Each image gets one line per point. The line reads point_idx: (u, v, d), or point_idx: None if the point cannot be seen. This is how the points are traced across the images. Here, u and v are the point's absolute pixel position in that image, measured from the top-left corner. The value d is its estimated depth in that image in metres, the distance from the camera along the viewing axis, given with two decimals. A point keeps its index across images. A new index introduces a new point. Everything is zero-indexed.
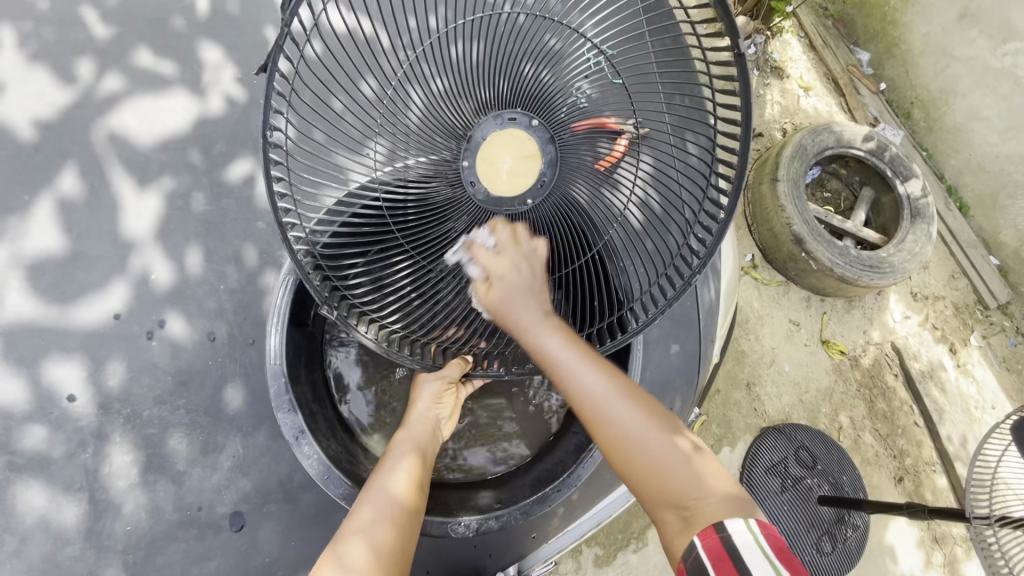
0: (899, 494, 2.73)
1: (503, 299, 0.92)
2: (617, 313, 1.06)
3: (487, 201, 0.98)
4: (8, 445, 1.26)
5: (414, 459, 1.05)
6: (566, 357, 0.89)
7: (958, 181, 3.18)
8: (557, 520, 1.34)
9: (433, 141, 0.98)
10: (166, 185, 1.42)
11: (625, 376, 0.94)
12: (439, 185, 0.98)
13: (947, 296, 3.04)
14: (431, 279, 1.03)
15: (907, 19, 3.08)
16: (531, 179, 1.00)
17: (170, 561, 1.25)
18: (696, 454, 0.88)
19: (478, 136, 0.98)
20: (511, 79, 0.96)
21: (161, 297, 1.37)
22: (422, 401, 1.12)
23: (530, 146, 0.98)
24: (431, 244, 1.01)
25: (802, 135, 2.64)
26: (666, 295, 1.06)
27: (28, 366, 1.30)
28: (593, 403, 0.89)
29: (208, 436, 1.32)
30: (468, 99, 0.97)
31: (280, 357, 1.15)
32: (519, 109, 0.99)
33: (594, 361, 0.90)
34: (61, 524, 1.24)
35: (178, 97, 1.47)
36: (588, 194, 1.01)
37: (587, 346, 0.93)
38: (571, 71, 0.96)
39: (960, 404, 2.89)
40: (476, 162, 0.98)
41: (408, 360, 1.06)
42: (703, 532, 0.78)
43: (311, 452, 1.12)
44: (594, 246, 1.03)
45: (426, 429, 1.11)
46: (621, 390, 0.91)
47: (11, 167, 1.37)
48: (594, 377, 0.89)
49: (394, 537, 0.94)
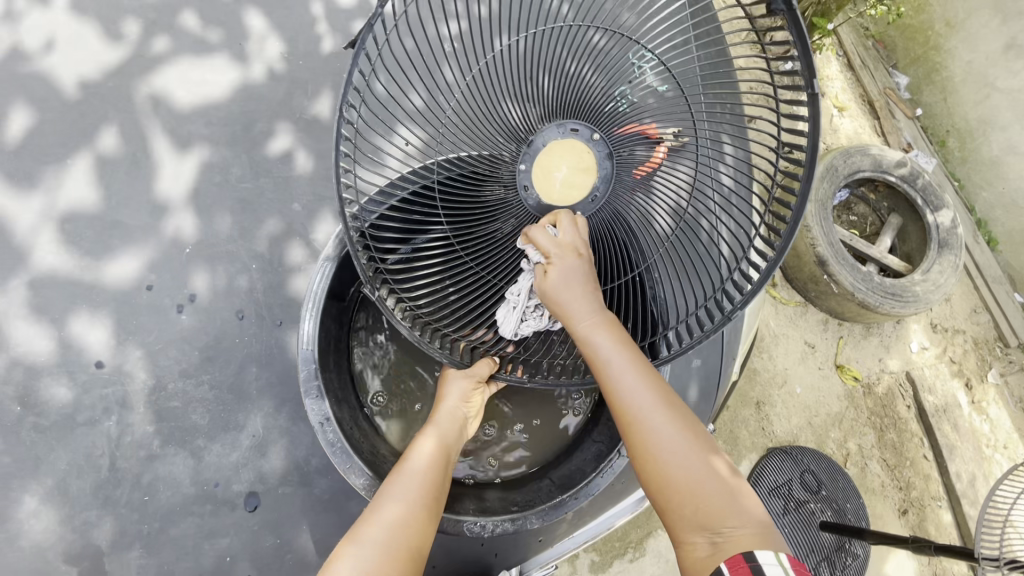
0: (902, 526, 2.69)
1: (561, 283, 0.92)
2: (650, 338, 1.05)
3: (537, 209, 0.98)
4: (33, 406, 1.27)
5: (438, 456, 1.05)
6: (617, 359, 0.89)
7: (989, 215, 3.14)
8: (566, 525, 1.33)
9: (494, 141, 0.96)
10: (207, 157, 1.42)
11: (667, 387, 0.91)
12: (493, 186, 0.98)
13: (967, 330, 3.00)
14: (469, 280, 1.04)
15: (950, 45, 3.02)
16: (583, 194, 0.99)
17: (183, 535, 1.26)
18: (737, 488, 0.84)
19: (538, 141, 0.96)
20: (571, 85, 0.94)
21: (193, 270, 1.37)
22: (450, 398, 1.11)
23: (588, 158, 0.95)
24: (477, 244, 1.02)
25: (834, 155, 2.61)
26: (703, 327, 1.03)
27: (58, 328, 1.31)
28: (633, 407, 0.87)
29: (229, 413, 1.32)
30: (533, 105, 0.95)
31: (312, 343, 1.13)
32: (581, 119, 0.96)
33: (645, 370, 0.89)
34: (80, 489, 1.25)
35: (224, 68, 1.47)
36: (634, 212, 0.99)
37: (636, 349, 0.92)
38: (619, 74, 0.94)
39: (972, 441, 2.84)
40: (532, 167, 0.97)
41: (438, 354, 1.05)
42: (731, 560, 0.75)
43: (335, 439, 1.10)
44: (635, 268, 1.02)
45: (453, 425, 1.11)
46: (668, 402, 0.88)
47: (55, 128, 1.38)
48: (643, 383, 0.88)
49: (410, 538, 0.93)
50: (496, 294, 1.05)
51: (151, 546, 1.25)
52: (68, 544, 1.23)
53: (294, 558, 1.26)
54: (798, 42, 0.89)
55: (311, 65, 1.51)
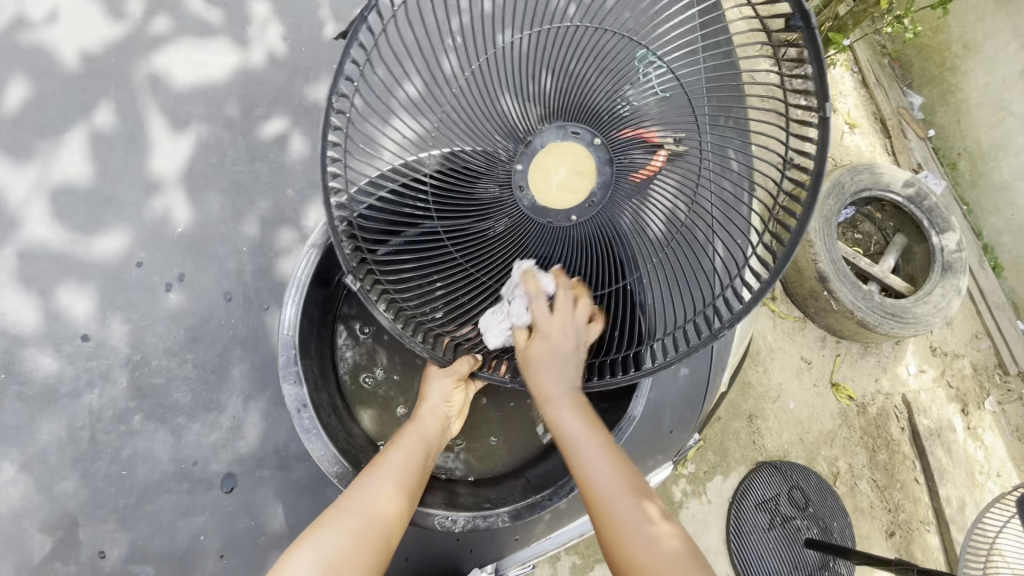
0: (887, 548, 2.67)
1: (544, 355, 0.96)
2: (635, 348, 1.02)
3: (532, 209, 0.97)
4: (17, 373, 1.29)
5: (421, 456, 1.06)
6: (585, 441, 0.98)
7: (995, 240, 3.11)
8: (543, 525, 1.33)
9: (492, 138, 0.98)
10: (203, 135, 1.43)
11: (628, 467, 0.99)
12: (489, 183, 0.98)
13: (966, 355, 2.98)
14: (461, 277, 1.04)
15: (966, 67, 2.96)
16: (580, 198, 0.97)
17: (159, 511, 1.27)
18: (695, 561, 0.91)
19: (536, 142, 0.97)
20: (573, 87, 0.95)
21: (183, 248, 1.38)
22: (433, 395, 1.11)
23: (586, 162, 0.95)
24: (470, 243, 1.02)
25: (842, 172, 2.60)
26: (690, 341, 1.00)
27: (46, 299, 1.32)
28: (597, 486, 0.95)
29: (212, 393, 1.32)
30: (534, 105, 0.96)
31: (291, 329, 1.15)
32: (582, 123, 0.96)
33: (608, 450, 0.98)
34: (60, 459, 1.27)
35: (224, 49, 1.47)
36: (629, 218, 0.97)
37: (602, 433, 1.01)
38: (620, 78, 0.94)
39: (965, 466, 2.82)
40: (529, 169, 0.97)
41: (419, 346, 1.04)
42: None
43: (311, 426, 1.11)
44: (624, 277, 1.00)
45: (437, 425, 1.11)
46: (627, 479, 0.96)
47: (53, 99, 1.39)
48: (605, 464, 0.96)
49: (380, 537, 0.95)
50: (490, 294, 1.04)
51: (126, 520, 1.26)
52: (44, 513, 1.25)
53: (265, 541, 1.27)
54: (814, 59, 0.86)
55: (314, 51, 1.51)
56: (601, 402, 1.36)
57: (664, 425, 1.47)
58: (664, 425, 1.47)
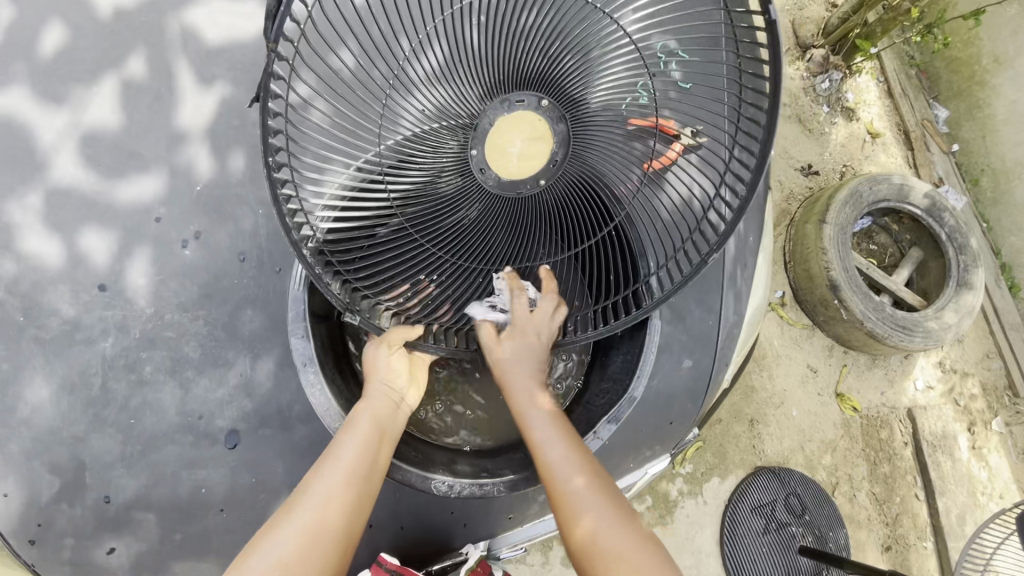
0: (883, 561, 2.65)
1: (512, 350, 1.09)
2: (632, 288, 1.08)
3: (498, 187, 0.98)
4: (36, 318, 1.33)
5: (376, 436, 1.07)
6: (548, 437, 1.06)
7: (1015, 260, 3.05)
8: (537, 507, 1.38)
9: (438, 127, 0.95)
10: (227, 92, 1.43)
11: (592, 461, 1.05)
12: (449, 174, 0.97)
13: (976, 374, 2.94)
14: (445, 270, 1.05)
15: (996, 82, 2.91)
16: (542, 161, 0.98)
17: (164, 461, 1.30)
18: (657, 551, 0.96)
19: (485, 123, 0.96)
20: (518, 59, 0.93)
21: (198, 207, 1.39)
22: (378, 374, 1.12)
23: (540, 126, 0.96)
24: (444, 235, 1.02)
25: (859, 182, 2.55)
26: (681, 272, 1.09)
27: (68, 248, 1.35)
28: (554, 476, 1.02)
29: (220, 349, 1.35)
30: (474, 86, 0.94)
31: (303, 284, 1.20)
32: (527, 90, 0.96)
33: (569, 442, 1.06)
34: (73, 404, 1.31)
35: (253, 6, 1.46)
36: (613, 169, 1.01)
37: (567, 428, 1.09)
38: (577, 40, 0.92)
39: (967, 485, 2.79)
40: (484, 150, 0.97)
41: (435, 348, 1.12)
42: None
43: (315, 381, 1.19)
44: (613, 222, 1.03)
45: (386, 403, 1.11)
46: (587, 472, 1.02)
47: (82, 50, 1.41)
48: (560, 451, 1.04)
49: (340, 525, 0.97)
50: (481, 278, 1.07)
51: (133, 468, 1.30)
52: (56, 455, 1.29)
53: (264, 498, 1.31)
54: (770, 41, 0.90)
55: None
56: (602, 383, 1.37)
57: (664, 415, 1.47)
58: (665, 415, 1.48)
